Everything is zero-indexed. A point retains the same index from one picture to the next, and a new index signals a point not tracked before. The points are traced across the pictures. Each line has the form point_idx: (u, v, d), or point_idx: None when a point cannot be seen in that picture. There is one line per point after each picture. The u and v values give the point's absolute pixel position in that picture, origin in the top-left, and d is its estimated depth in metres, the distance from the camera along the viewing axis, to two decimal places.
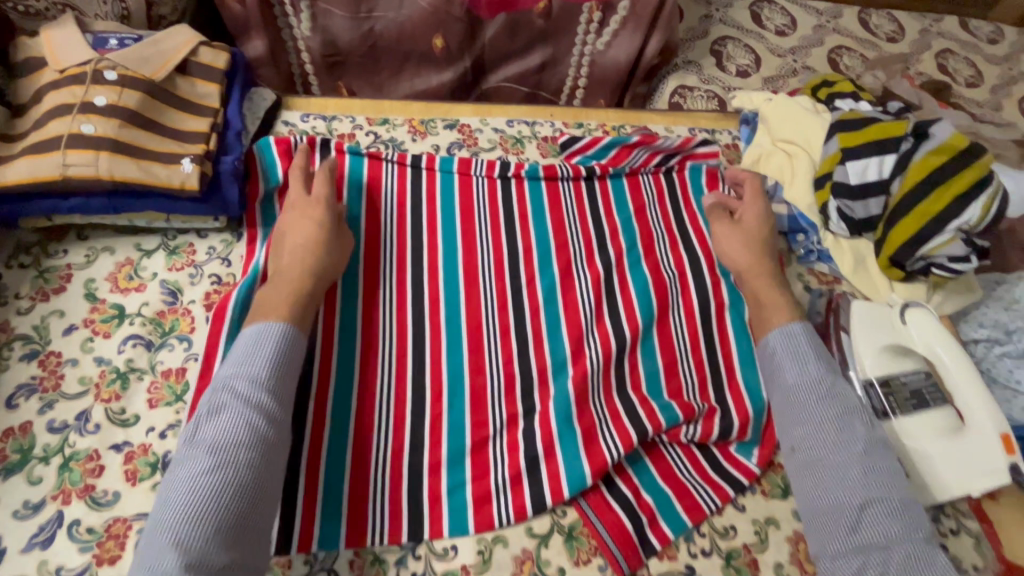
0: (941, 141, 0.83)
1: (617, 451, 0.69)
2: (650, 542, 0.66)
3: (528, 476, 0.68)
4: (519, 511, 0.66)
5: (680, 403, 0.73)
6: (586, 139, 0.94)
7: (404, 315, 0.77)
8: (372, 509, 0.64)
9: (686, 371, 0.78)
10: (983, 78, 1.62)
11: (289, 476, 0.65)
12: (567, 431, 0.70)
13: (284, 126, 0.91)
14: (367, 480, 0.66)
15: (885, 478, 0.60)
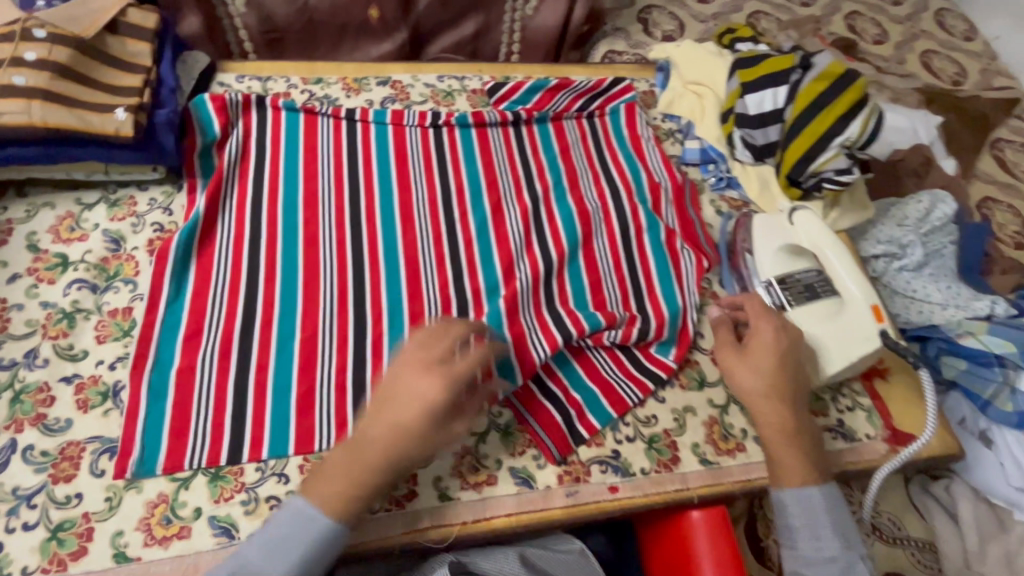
0: (823, 68, 0.91)
1: (544, 352, 0.76)
2: (578, 431, 0.73)
3: None
4: None
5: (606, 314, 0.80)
6: (510, 85, 1.02)
7: (344, 251, 0.82)
8: (319, 419, 0.69)
9: (609, 284, 0.85)
10: (889, 35, 1.75)
11: (237, 395, 0.69)
12: (499, 341, 0.76)
13: (220, 87, 0.95)
14: (313, 395, 0.71)
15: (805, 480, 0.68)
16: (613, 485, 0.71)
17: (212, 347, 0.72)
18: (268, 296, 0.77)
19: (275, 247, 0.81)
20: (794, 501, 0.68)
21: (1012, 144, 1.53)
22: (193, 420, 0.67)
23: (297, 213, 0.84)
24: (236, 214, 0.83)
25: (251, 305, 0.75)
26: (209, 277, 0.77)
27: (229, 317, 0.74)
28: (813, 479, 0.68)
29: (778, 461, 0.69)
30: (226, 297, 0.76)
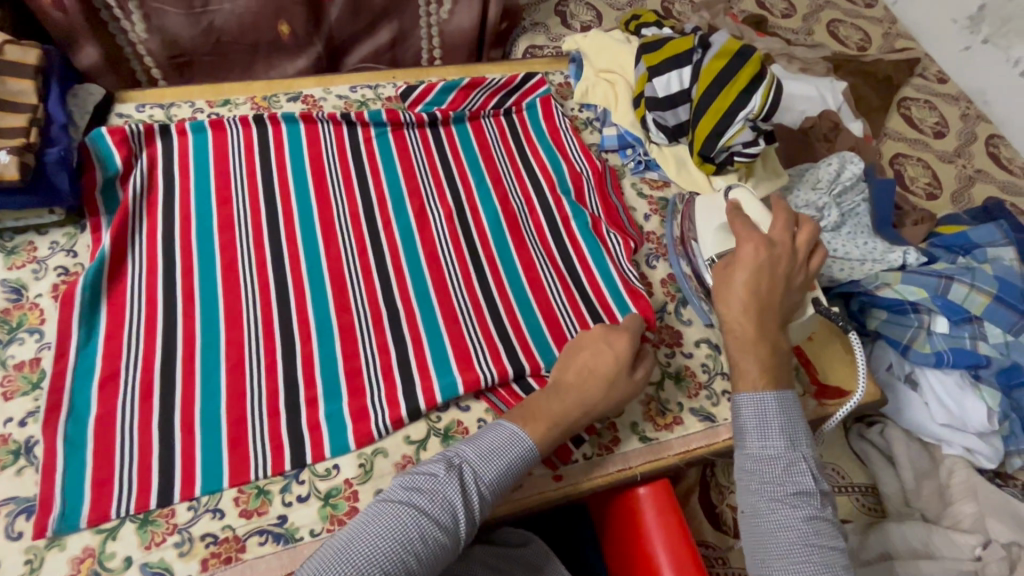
0: (720, 46, 0.95)
1: (492, 375, 0.74)
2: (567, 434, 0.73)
3: (402, 390, 0.73)
4: (396, 420, 0.71)
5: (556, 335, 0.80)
6: (422, 87, 1.02)
7: (266, 274, 0.80)
8: (253, 449, 0.67)
9: (556, 294, 0.84)
10: (796, 8, 1.82)
11: (163, 434, 0.67)
12: (441, 358, 0.75)
13: (118, 118, 0.91)
14: (244, 424, 0.69)
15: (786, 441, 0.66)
16: (557, 473, 0.72)
17: (130, 389, 0.69)
18: (188, 329, 0.74)
19: (192, 278, 0.78)
20: (749, 405, 0.68)
21: (917, 102, 1.62)
22: (116, 467, 0.64)
23: (212, 239, 0.82)
24: (148, 249, 0.80)
25: (170, 341, 0.73)
26: (122, 318, 0.74)
27: (148, 355, 0.72)
28: (768, 385, 0.69)
29: (738, 364, 0.71)
30: (142, 336, 0.73)
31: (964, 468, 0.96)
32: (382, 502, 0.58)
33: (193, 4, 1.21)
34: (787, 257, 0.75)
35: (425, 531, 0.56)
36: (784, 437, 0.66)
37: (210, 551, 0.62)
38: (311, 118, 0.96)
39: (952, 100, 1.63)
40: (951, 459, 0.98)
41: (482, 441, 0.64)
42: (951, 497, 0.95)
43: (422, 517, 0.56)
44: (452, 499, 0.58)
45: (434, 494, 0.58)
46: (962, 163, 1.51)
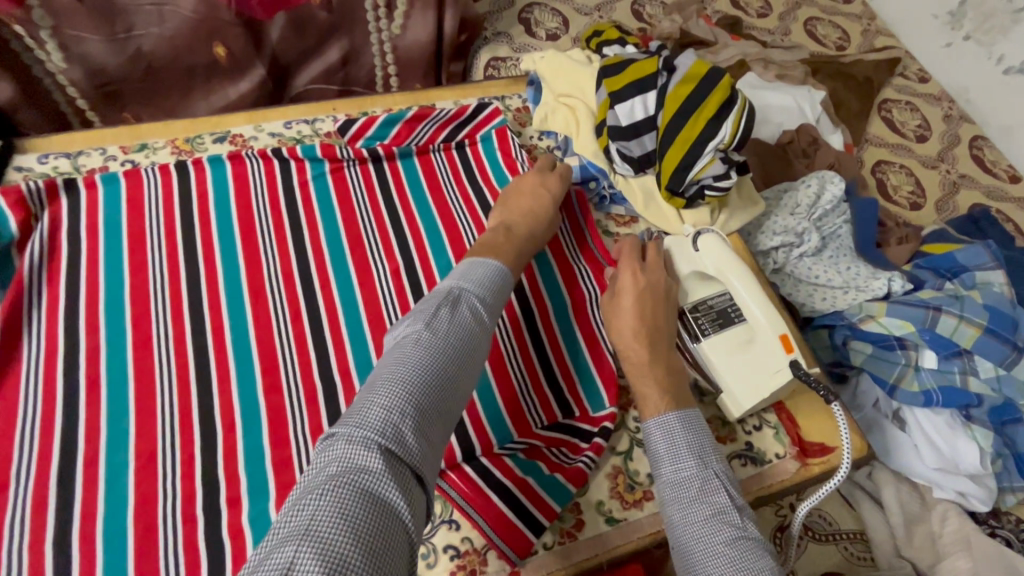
0: (686, 69, 0.87)
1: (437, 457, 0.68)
2: (536, 520, 0.66)
3: None
4: None
5: (514, 415, 0.73)
6: (361, 120, 0.92)
7: (184, 351, 0.71)
8: (164, 566, 0.59)
9: (518, 368, 0.76)
10: (772, 6, 1.74)
11: (58, 556, 0.58)
12: None
13: (17, 172, 0.81)
14: (154, 536, 0.60)
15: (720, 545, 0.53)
16: (514, 569, 0.65)
17: (21, 502, 0.60)
18: (91, 423, 0.66)
19: (98, 359, 0.69)
20: (657, 429, 0.62)
21: (898, 104, 1.56)
22: None
23: (123, 311, 0.73)
24: (47, 328, 0.70)
25: (69, 438, 0.64)
26: (14, 414, 0.65)
27: (43, 459, 0.63)
28: (672, 407, 0.63)
29: (640, 389, 0.66)
30: (37, 435, 0.64)
31: (956, 514, 0.91)
32: (392, 357, 0.53)
33: (115, 30, 1.10)
34: (660, 277, 0.75)
35: (453, 347, 0.54)
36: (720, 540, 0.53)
37: None
38: (240, 160, 0.87)
39: (934, 101, 1.57)
40: (942, 504, 0.92)
41: (467, 271, 0.64)
42: (944, 548, 0.89)
43: (436, 355, 0.53)
44: (464, 330, 0.57)
45: (444, 327, 0.56)
46: (946, 168, 1.45)
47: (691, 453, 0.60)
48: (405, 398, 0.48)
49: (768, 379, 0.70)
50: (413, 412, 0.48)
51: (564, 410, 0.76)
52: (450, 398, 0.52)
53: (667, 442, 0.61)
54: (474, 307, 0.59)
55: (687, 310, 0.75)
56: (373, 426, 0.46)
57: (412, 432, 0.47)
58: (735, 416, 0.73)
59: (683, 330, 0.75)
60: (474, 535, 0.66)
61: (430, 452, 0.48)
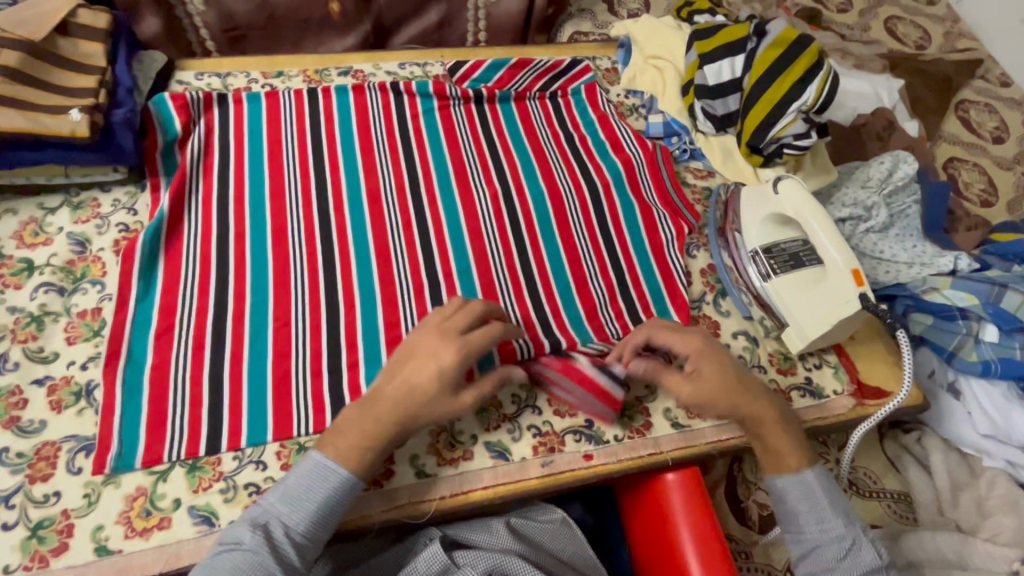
0: (777, 34, 0.92)
1: (529, 350, 0.76)
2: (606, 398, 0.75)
3: None
4: None
5: (595, 325, 0.81)
6: (471, 64, 1.03)
7: (314, 242, 0.82)
8: (296, 407, 0.70)
9: (597, 287, 0.84)
10: (853, 3, 1.75)
11: (214, 388, 0.70)
12: None
13: (179, 85, 0.95)
14: (289, 384, 0.71)
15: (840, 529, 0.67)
16: (587, 453, 0.73)
17: (185, 342, 0.72)
18: (239, 288, 0.77)
19: (244, 241, 0.81)
20: (794, 487, 0.69)
21: (976, 105, 1.55)
22: (169, 415, 0.67)
23: (263, 205, 0.85)
24: (203, 212, 0.82)
25: (221, 298, 0.76)
26: (177, 274, 0.77)
27: (201, 312, 0.75)
28: (808, 463, 0.70)
29: (770, 452, 0.71)
30: (195, 294, 0.76)
31: (1005, 481, 0.93)
32: (198, 572, 0.56)
33: None
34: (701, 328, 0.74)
35: None
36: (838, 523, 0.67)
37: (252, 500, 0.64)
38: (361, 91, 0.98)
39: (1014, 105, 1.55)
40: (991, 472, 0.95)
41: (289, 480, 0.61)
42: (989, 510, 0.92)
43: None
44: (250, 567, 0.55)
45: (233, 559, 0.55)
46: (1021, 170, 1.44)
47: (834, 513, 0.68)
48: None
49: (836, 311, 0.75)
50: None
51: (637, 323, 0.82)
52: None
53: (803, 496, 0.69)
54: (274, 544, 0.57)
55: (759, 251, 0.83)
56: None
57: None
58: (800, 348, 0.80)
59: (755, 269, 0.83)
60: (554, 420, 0.74)
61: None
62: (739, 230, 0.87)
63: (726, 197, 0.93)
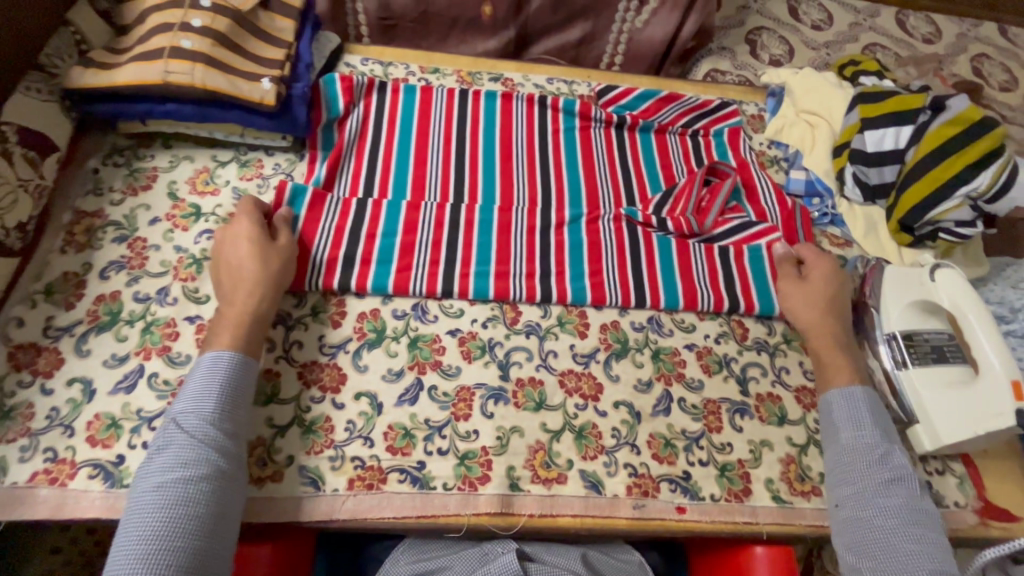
0: (957, 112, 0.88)
1: (617, 296, 0.82)
2: (667, 225, 0.88)
3: (542, 278, 0.82)
4: (530, 292, 0.81)
5: (687, 293, 0.83)
6: (620, 90, 1.04)
7: (441, 230, 0.84)
8: (414, 277, 0.79)
9: (703, 285, 0.84)
10: (1019, 82, 1.60)
11: None
12: (579, 286, 0.82)
13: (346, 67, 1.01)
14: (409, 278, 0.79)
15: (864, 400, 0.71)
16: (681, 505, 0.70)
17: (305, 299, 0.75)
18: (366, 252, 0.80)
19: (377, 221, 0.83)
20: (839, 400, 0.72)
21: None
22: (314, 253, 0.79)
23: (406, 184, 0.89)
24: (351, 180, 0.88)
25: (350, 253, 0.80)
26: (314, 228, 0.80)
27: (329, 269, 0.78)
28: (857, 381, 0.74)
29: (823, 368, 0.76)
30: (329, 241, 0.80)
31: None
32: (136, 501, 0.57)
33: None
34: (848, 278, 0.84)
35: (189, 481, 0.57)
36: (878, 428, 0.69)
37: (356, 474, 0.67)
38: (509, 98, 1.00)
39: None
40: None
41: (189, 387, 0.64)
42: None
43: (190, 480, 0.57)
44: (187, 465, 0.58)
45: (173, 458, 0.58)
46: None
47: (873, 424, 0.70)
48: (194, 517, 0.56)
49: (985, 420, 0.69)
50: (188, 529, 0.55)
51: (734, 304, 0.83)
52: (212, 522, 0.57)
53: (845, 404, 0.71)
54: (188, 428, 0.60)
55: (898, 335, 0.78)
56: (140, 549, 0.53)
57: (190, 550, 0.54)
58: (928, 450, 0.73)
59: (887, 354, 0.78)
60: (652, 464, 0.72)
61: (234, 508, 0.59)
62: (877, 308, 0.81)
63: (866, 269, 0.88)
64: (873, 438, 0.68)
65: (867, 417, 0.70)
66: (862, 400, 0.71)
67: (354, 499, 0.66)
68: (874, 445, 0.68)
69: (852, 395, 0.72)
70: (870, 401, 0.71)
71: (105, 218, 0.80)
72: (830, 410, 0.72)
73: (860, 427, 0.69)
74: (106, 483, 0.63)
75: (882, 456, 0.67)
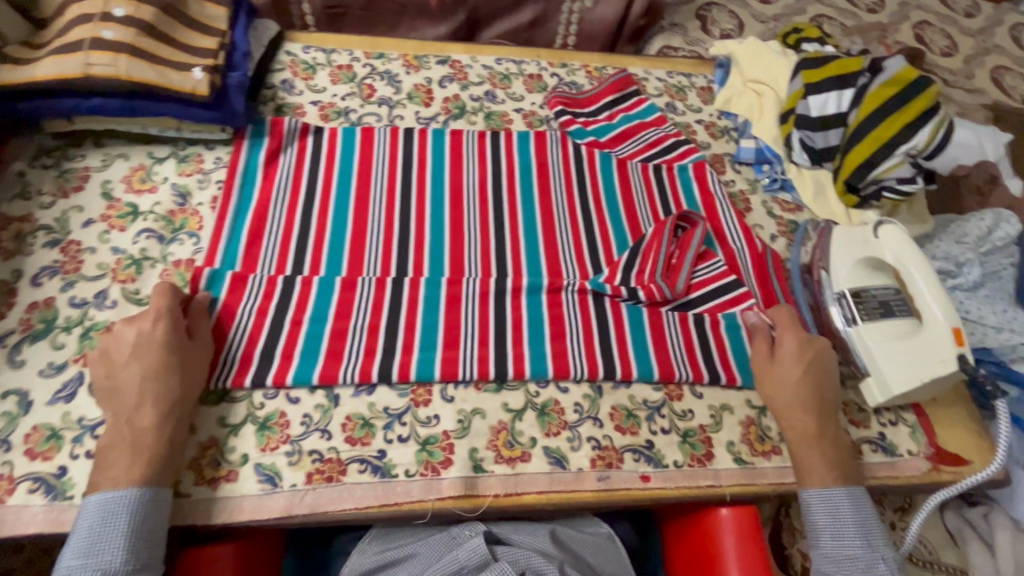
0: (894, 73, 0.90)
1: (582, 369, 0.74)
2: (637, 295, 0.79)
3: (494, 299, 0.78)
4: (481, 362, 0.73)
5: (659, 356, 0.77)
6: (582, 117, 0.99)
7: (379, 313, 0.76)
8: (350, 343, 0.73)
9: (672, 329, 0.79)
10: (958, 48, 1.64)
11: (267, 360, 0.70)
12: (535, 324, 0.77)
13: (287, 56, 0.98)
14: (346, 333, 0.74)
15: (846, 506, 0.67)
16: (645, 474, 0.71)
17: (230, 368, 0.69)
18: (288, 346, 0.72)
19: (305, 305, 0.75)
20: (819, 501, 0.68)
21: None
22: (231, 333, 0.71)
23: (341, 256, 0.80)
24: (278, 256, 0.79)
25: (281, 308, 0.74)
26: (230, 325, 0.72)
27: (252, 337, 0.72)
28: (838, 480, 0.69)
29: (803, 462, 0.70)
30: (247, 336, 0.72)
31: None
32: None
33: None
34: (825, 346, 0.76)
35: None
36: (860, 535, 0.66)
37: (315, 467, 0.66)
38: (458, 135, 0.94)
39: None
40: None
41: (78, 538, 0.56)
42: None
43: None
44: None
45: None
46: None
47: (857, 533, 0.66)
48: None
49: (928, 367, 0.71)
50: None
51: (712, 374, 0.77)
52: None
53: (827, 508, 0.68)
54: None
55: (847, 293, 0.80)
56: None
57: None
58: (879, 401, 0.76)
59: (839, 312, 0.80)
60: (615, 435, 0.73)
61: None
62: (826, 269, 0.83)
63: (817, 233, 0.89)
64: (855, 552, 0.66)
65: (848, 522, 0.67)
66: (844, 507, 0.67)
67: (315, 492, 0.64)
68: (842, 523, 0.67)
69: (833, 496, 0.68)
70: (852, 504, 0.67)
71: (35, 223, 0.76)
72: (809, 510, 0.69)
73: (842, 535, 0.67)
74: (49, 496, 0.61)
75: (862, 563, 0.65)
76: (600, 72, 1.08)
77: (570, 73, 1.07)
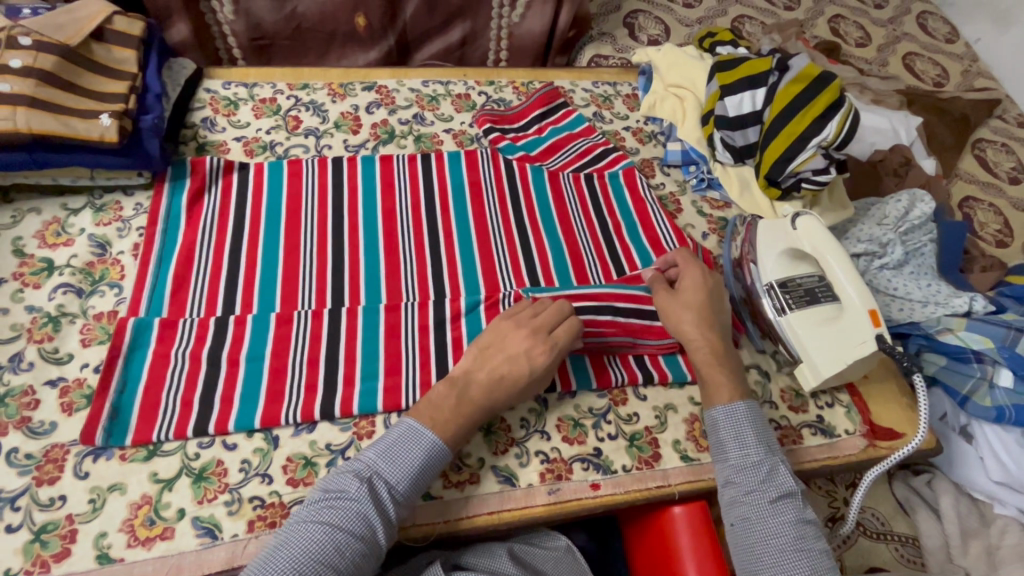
0: (799, 70, 0.93)
1: None
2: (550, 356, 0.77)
3: (435, 328, 0.77)
4: (425, 384, 0.73)
5: (596, 366, 0.78)
6: (513, 134, 1.01)
7: (318, 346, 0.74)
8: (290, 384, 0.71)
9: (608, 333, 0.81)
10: (872, 37, 1.71)
11: (203, 408, 0.68)
12: None
13: (206, 93, 0.97)
14: (285, 370, 0.72)
15: (748, 441, 0.67)
16: (595, 482, 0.71)
17: (167, 426, 0.66)
18: (228, 389, 0.70)
19: (241, 344, 0.73)
20: (725, 417, 0.69)
21: (993, 144, 1.42)
22: (163, 397, 0.68)
23: (274, 291, 0.78)
24: (207, 297, 0.77)
25: (216, 350, 0.72)
26: (163, 374, 0.70)
27: (187, 392, 0.69)
28: (740, 397, 0.70)
29: (710, 382, 0.71)
30: (182, 385, 0.69)
31: (1018, 531, 0.89)
32: None
33: None
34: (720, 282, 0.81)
35: None
36: (763, 445, 0.67)
37: (256, 514, 0.64)
38: (388, 159, 0.94)
39: None
40: (1003, 520, 0.91)
41: None
42: (999, 561, 0.87)
43: None
44: None
45: (340, 508, 0.58)
46: None
47: (758, 442, 0.67)
48: None
49: (851, 350, 0.75)
50: None
51: (646, 376, 0.79)
52: None
53: (733, 429, 0.68)
54: None
55: (775, 284, 0.82)
56: None
57: None
58: (813, 385, 0.79)
59: (769, 303, 0.82)
60: (563, 447, 0.73)
61: None
62: (755, 262, 0.86)
63: (745, 224, 0.93)
64: (758, 461, 0.66)
65: (751, 437, 0.67)
66: (732, 444, 0.67)
67: (257, 540, 0.63)
68: (759, 461, 0.66)
69: (735, 408, 0.69)
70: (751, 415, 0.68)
71: None
72: (716, 427, 0.69)
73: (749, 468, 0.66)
74: None
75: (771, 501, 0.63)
76: (527, 87, 1.10)
77: (497, 90, 1.09)
